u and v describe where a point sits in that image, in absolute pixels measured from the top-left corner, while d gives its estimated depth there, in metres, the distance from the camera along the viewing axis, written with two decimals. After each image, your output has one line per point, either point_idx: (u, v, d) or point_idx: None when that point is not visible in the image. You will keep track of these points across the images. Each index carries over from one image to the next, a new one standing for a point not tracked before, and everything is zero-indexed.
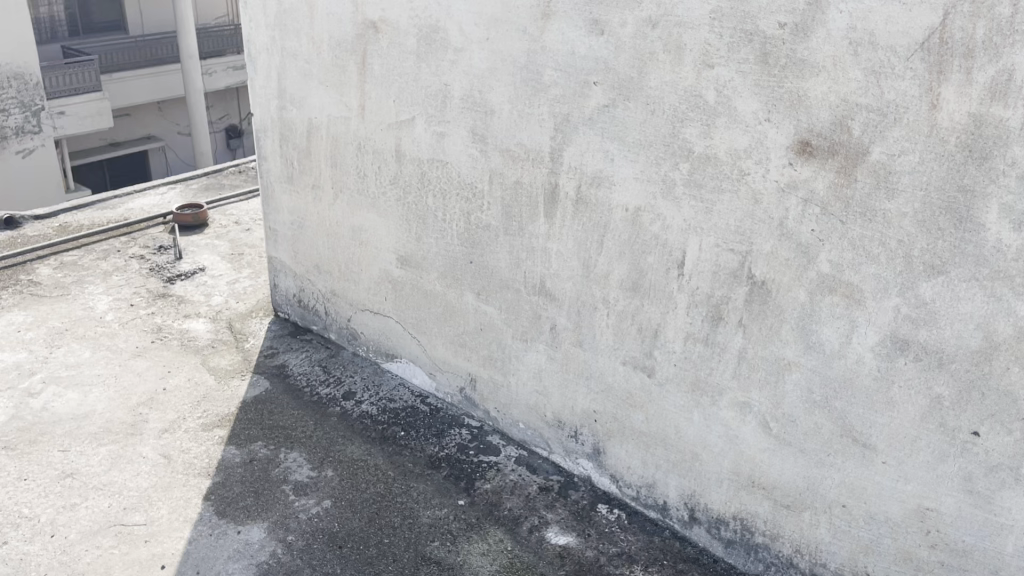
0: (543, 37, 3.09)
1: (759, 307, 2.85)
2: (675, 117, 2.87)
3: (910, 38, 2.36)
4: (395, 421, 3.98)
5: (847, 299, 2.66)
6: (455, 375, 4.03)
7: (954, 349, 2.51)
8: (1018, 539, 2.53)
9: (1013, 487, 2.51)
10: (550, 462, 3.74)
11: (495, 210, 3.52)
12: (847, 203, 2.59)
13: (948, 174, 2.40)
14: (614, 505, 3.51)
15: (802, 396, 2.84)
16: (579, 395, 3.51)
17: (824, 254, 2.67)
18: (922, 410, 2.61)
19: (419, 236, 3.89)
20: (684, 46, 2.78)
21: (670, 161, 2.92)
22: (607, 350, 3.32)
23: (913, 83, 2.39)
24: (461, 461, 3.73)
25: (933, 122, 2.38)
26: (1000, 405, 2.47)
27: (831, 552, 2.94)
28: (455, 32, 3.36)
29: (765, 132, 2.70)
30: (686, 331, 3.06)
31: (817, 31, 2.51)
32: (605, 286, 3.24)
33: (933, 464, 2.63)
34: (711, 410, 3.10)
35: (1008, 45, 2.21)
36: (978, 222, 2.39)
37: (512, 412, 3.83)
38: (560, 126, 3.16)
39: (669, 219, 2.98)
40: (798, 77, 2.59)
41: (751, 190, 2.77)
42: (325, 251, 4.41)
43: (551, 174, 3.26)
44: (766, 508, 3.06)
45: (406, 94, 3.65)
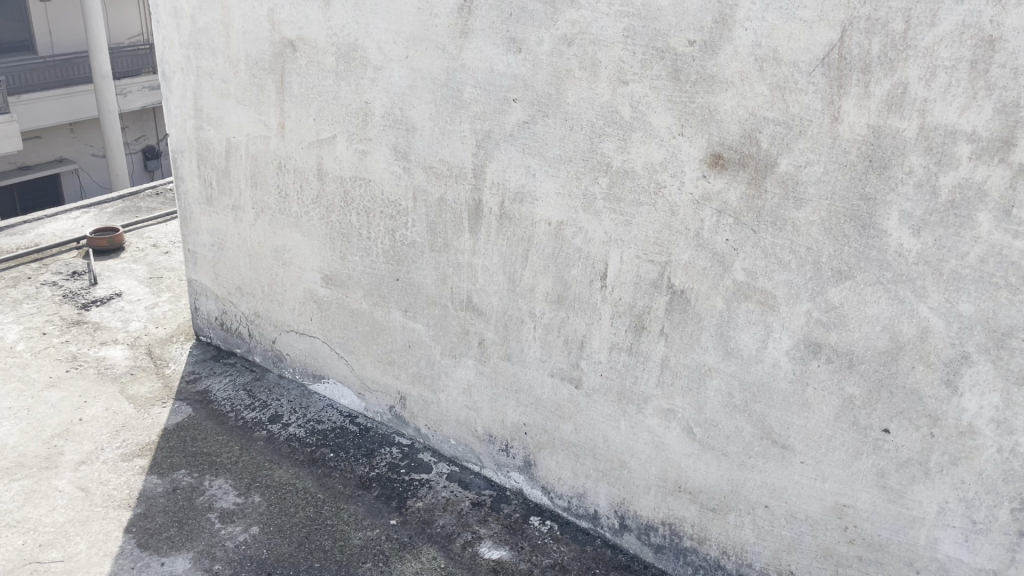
0: (462, 55, 3.15)
1: (679, 316, 2.94)
2: (593, 133, 2.92)
3: (811, 54, 2.42)
4: (324, 443, 4.06)
5: (762, 305, 2.74)
6: (383, 394, 4.12)
7: (863, 349, 2.59)
8: (931, 531, 2.66)
9: (923, 482, 2.62)
10: (482, 476, 3.86)
11: (419, 226, 3.58)
12: (759, 213, 2.65)
13: (851, 183, 2.47)
14: (546, 517, 3.63)
15: (722, 401, 2.94)
16: (509, 409, 3.61)
17: (739, 263, 2.74)
18: (836, 410, 2.71)
19: (343, 255, 3.94)
20: (600, 63, 2.82)
21: (589, 176, 2.98)
22: (536, 362, 3.42)
23: (815, 97, 2.45)
24: (391, 480, 3.82)
25: (835, 134, 2.45)
26: (907, 403, 2.57)
27: (755, 552, 3.07)
28: (373, 50, 3.41)
29: (679, 146, 2.74)
30: (611, 341, 3.15)
31: (723, 48, 2.56)
32: (531, 298, 3.33)
33: (848, 462, 2.75)
34: (636, 418, 3.20)
35: (901, 62, 2.29)
36: (880, 228, 2.46)
37: (443, 429, 3.93)
38: (482, 142, 3.22)
39: (591, 231, 3.05)
40: (709, 92, 2.63)
41: (668, 202, 2.83)
42: (246, 274, 4.45)
43: (474, 191, 3.33)
44: (693, 511, 3.19)
45: (326, 112, 3.69)
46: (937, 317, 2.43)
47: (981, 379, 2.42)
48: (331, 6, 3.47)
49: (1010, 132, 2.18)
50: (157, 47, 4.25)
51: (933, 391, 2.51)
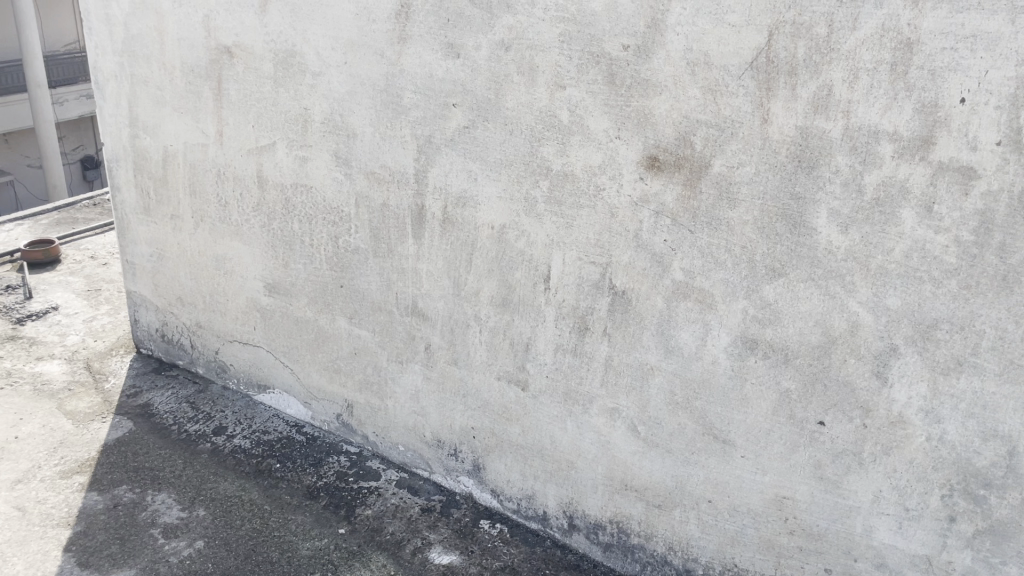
0: (401, 61, 3.15)
1: (621, 316, 2.98)
2: (533, 137, 2.95)
3: (740, 58, 2.48)
4: (270, 453, 4.01)
5: (701, 303, 2.80)
6: (330, 402, 4.09)
7: (798, 344, 2.67)
8: (867, 519, 2.74)
9: (858, 472, 2.71)
10: (431, 482, 3.85)
11: (362, 232, 3.57)
12: (695, 213, 2.71)
13: (782, 182, 2.54)
14: (496, 520, 3.64)
15: (665, 399, 2.99)
16: (456, 413, 3.61)
17: (678, 263, 2.80)
18: (773, 404, 2.78)
19: (286, 263, 3.90)
20: (537, 68, 2.85)
21: (530, 180, 3.01)
22: (482, 366, 3.43)
23: (746, 99, 2.51)
24: (340, 489, 3.79)
25: (765, 135, 2.51)
26: (841, 395, 2.65)
27: (700, 546, 3.13)
28: (311, 56, 3.39)
29: (616, 149, 2.79)
30: (555, 343, 3.18)
31: (656, 52, 2.61)
32: (476, 303, 3.34)
33: (786, 455, 2.82)
34: (582, 418, 3.24)
35: (826, 64, 2.36)
36: (810, 226, 2.53)
37: (391, 435, 3.91)
38: (423, 148, 3.23)
39: (533, 234, 3.08)
40: (643, 96, 2.68)
41: (607, 205, 2.87)
42: (187, 284, 4.38)
43: (417, 196, 3.33)
44: (639, 508, 3.23)
45: (265, 119, 3.66)
46: (867, 311, 2.52)
47: (909, 370, 2.51)
48: (268, 12, 3.44)
49: (929, 132, 2.27)
50: (89, 55, 4.16)
51: (864, 383, 2.59)
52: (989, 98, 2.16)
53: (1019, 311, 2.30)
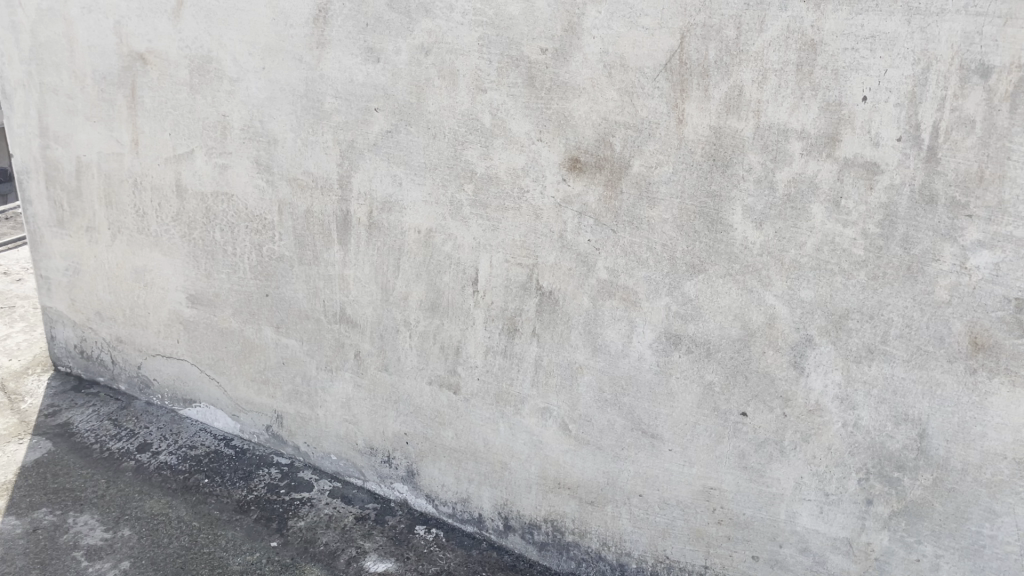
0: (320, 66, 3.13)
1: (549, 316, 3.01)
2: (456, 140, 2.95)
3: (654, 60, 2.54)
4: (198, 469, 3.92)
5: (626, 301, 2.86)
6: (259, 414, 4.01)
7: (719, 338, 2.75)
8: (790, 505, 2.84)
9: (780, 460, 2.80)
10: (365, 490, 3.81)
11: (287, 240, 3.51)
12: (617, 213, 2.76)
13: (699, 181, 2.61)
14: (432, 525, 3.63)
15: (594, 396, 3.04)
16: (389, 420, 3.58)
17: (602, 262, 2.85)
18: (698, 397, 2.85)
19: (208, 273, 3.82)
20: (457, 71, 2.86)
21: (454, 183, 3.02)
22: (413, 371, 3.41)
23: (661, 101, 2.57)
24: (271, 502, 3.72)
25: (681, 135, 2.58)
26: (762, 386, 2.74)
27: (633, 541, 3.18)
28: (228, 62, 3.33)
29: (539, 151, 2.82)
30: (485, 346, 3.19)
31: (574, 56, 2.65)
32: (405, 307, 3.32)
33: (712, 446, 2.90)
34: (514, 419, 3.25)
35: (736, 65, 2.44)
36: (727, 223, 2.61)
37: (323, 445, 3.86)
38: (346, 152, 3.20)
39: (459, 238, 3.08)
40: (562, 98, 2.72)
41: (532, 206, 2.90)
42: (106, 298, 4.24)
43: (341, 201, 3.30)
44: (573, 506, 3.26)
45: (182, 126, 3.57)
46: (782, 304, 2.61)
47: (824, 359, 2.62)
48: (182, 18, 3.37)
49: (835, 129, 2.38)
50: None
51: (783, 373, 2.69)
52: (889, 96, 2.29)
53: (923, 299, 2.43)
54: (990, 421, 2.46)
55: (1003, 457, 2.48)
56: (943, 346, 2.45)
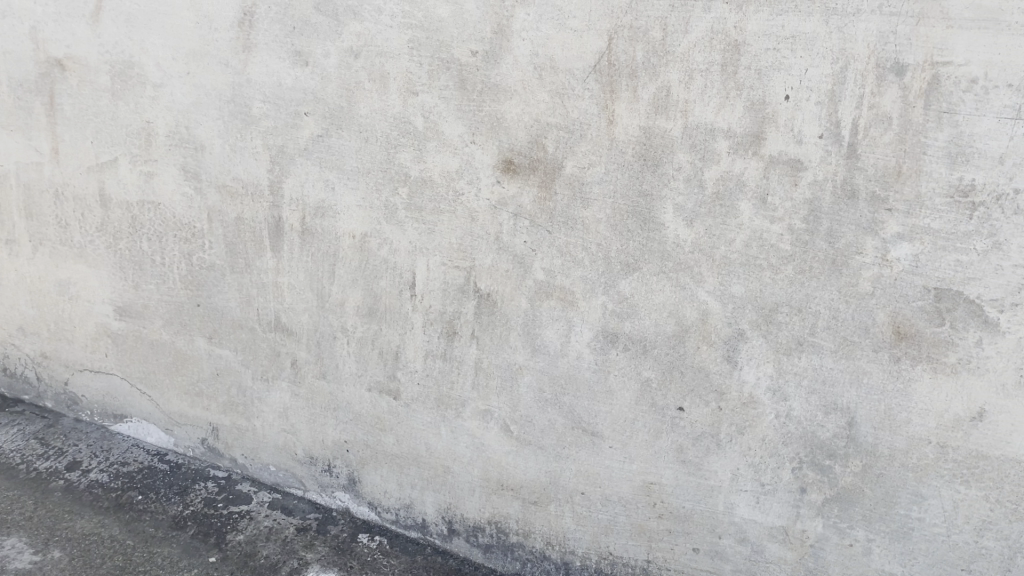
0: (247, 71, 3.07)
1: (488, 318, 3.01)
2: (388, 144, 2.94)
3: (584, 62, 2.63)
4: (131, 485, 3.76)
5: (563, 301, 2.89)
6: (194, 427, 3.82)
7: (654, 335, 2.81)
8: (728, 496, 2.90)
9: (717, 452, 2.87)
10: (306, 500, 3.68)
11: (217, 248, 3.38)
12: (552, 214, 2.80)
13: (630, 181, 2.69)
14: (375, 532, 3.55)
15: (535, 396, 3.04)
16: (328, 428, 3.47)
17: (538, 263, 2.87)
18: (636, 394, 2.90)
19: (136, 284, 3.64)
20: (388, 75, 2.85)
21: (388, 187, 2.99)
22: (351, 378, 3.33)
23: (592, 102, 2.65)
24: (209, 516, 3.62)
25: (612, 136, 2.66)
26: (697, 381, 2.81)
27: (576, 538, 3.18)
28: (151, 67, 3.24)
29: (472, 154, 2.83)
30: (424, 350, 3.15)
31: (504, 58, 2.70)
32: (341, 313, 3.24)
33: (651, 442, 2.94)
34: (456, 422, 3.20)
35: (663, 66, 2.56)
36: (658, 222, 2.70)
37: (262, 456, 3.70)
38: (276, 158, 3.14)
39: (395, 242, 3.05)
40: (495, 101, 2.75)
41: (468, 208, 2.90)
42: (29, 313, 3.96)
43: (273, 208, 3.21)
44: (517, 507, 3.24)
45: (103, 134, 3.44)
46: (714, 299, 2.71)
47: (756, 353, 2.72)
48: (101, 22, 3.27)
49: (759, 128, 2.52)
50: None
51: (717, 367, 2.78)
52: (809, 95, 2.46)
53: (848, 291, 2.58)
54: (913, 406, 2.62)
55: (926, 441, 2.65)
56: (869, 337, 2.60)
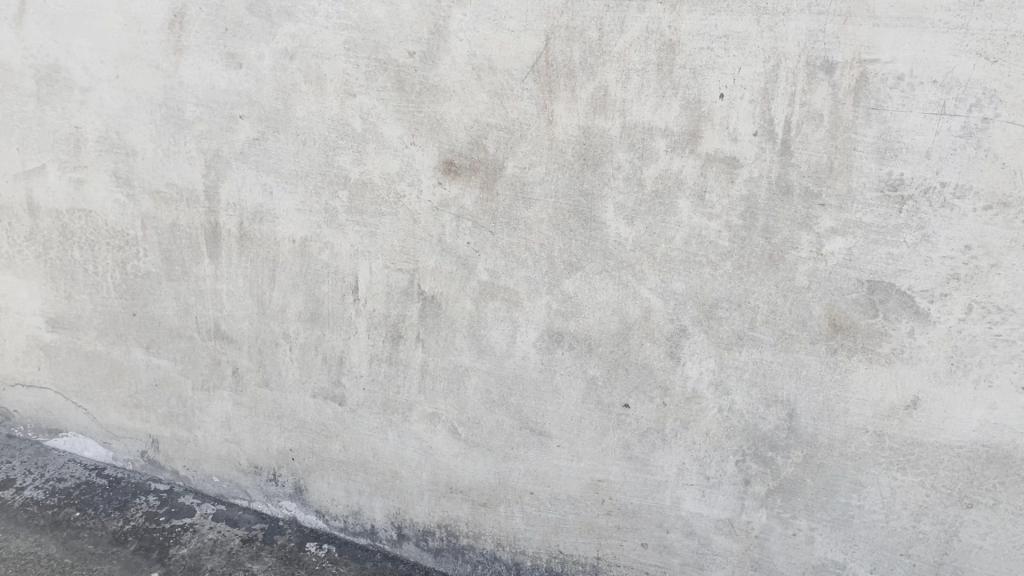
0: (179, 73, 3.00)
1: (433, 321, 2.99)
2: (327, 146, 2.90)
3: (521, 62, 2.64)
4: (68, 502, 3.61)
5: (507, 302, 2.89)
6: (132, 440, 3.66)
7: (599, 334, 2.83)
8: (674, 491, 2.93)
9: (663, 448, 2.90)
10: (252, 510, 3.58)
11: (152, 255, 3.29)
12: (494, 215, 2.81)
13: (570, 181, 2.71)
14: (323, 540, 3.48)
15: (482, 398, 3.03)
16: (272, 436, 3.39)
17: (482, 264, 2.87)
18: (582, 392, 2.91)
19: (68, 295, 3.48)
20: (325, 76, 2.82)
21: (328, 190, 2.95)
22: (295, 385, 3.26)
23: (531, 102, 2.67)
24: (150, 531, 3.52)
25: (552, 136, 2.68)
26: (642, 377, 2.84)
27: (526, 539, 3.16)
28: (78, 71, 3.13)
29: (412, 155, 2.82)
30: (369, 354, 3.11)
31: (442, 59, 2.70)
32: (283, 319, 3.18)
33: (598, 439, 2.95)
34: (403, 426, 3.17)
35: (600, 66, 2.59)
36: (600, 221, 2.72)
37: (204, 467, 3.58)
38: (211, 162, 3.07)
39: (337, 245, 3.00)
40: (434, 102, 2.75)
41: (409, 210, 2.88)
42: None
43: (210, 213, 3.14)
44: (466, 510, 3.21)
45: (29, 140, 3.28)
46: (656, 296, 2.74)
47: (698, 348, 2.76)
48: (24, 25, 3.13)
49: (695, 127, 2.56)
50: None
51: (660, 364, 2.81)
52: (743, 93, 2.51)
53: (784, 286, 2.64)
54: (851, 396, 2.69)
55: (864, 430, 2.71)
56: (806, 329, 2.66)
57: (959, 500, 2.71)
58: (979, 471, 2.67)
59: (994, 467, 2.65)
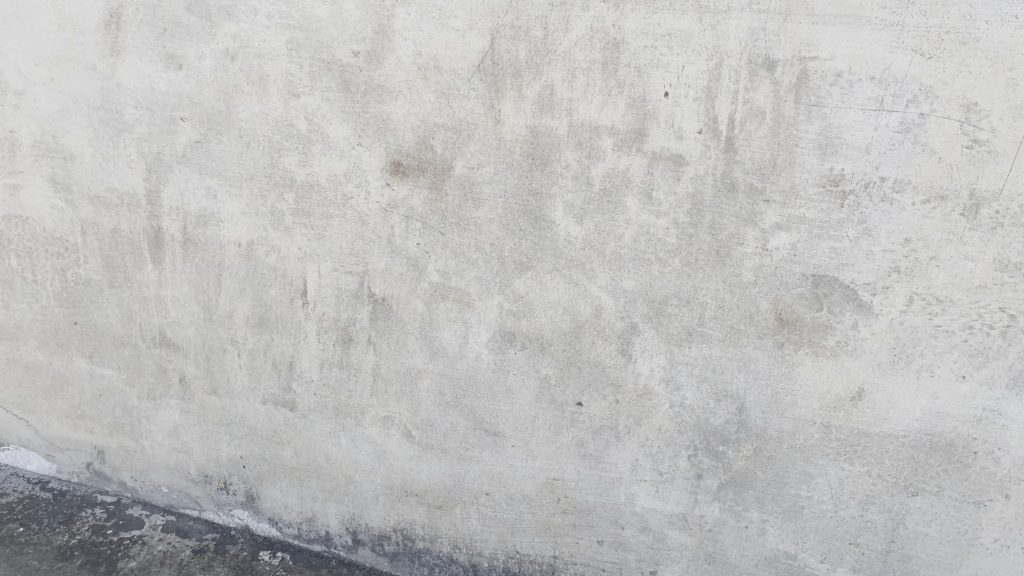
0: (117, 75, 2.92)
1: (384, 323, 2.96)
2: (271, 148, 2.85)
3: (467, 61, 2.63)
4: (10, 517, 3.49)
5: (459, 303, 2.87)
6: (77, 452, 3.55)
7: (551, 333, 2.83)
8: (629, 487, 2.94)
9: (616, 445, 2.91)
10: (203, 520, 3.51)
11: (93, 262, 3.19)
12: (444, 215, 2.79)
13: (519, 180, 2.71)
14: (277, 548, 3.41)
15: (435, 400, 3.01)
16: (222, 444, 3.33)
17: (432, 265, 2.85)
18: (535, 391, 2.91)
19: (5, 304, 3.32)
20: (267, 77, 2.78)
21: (274, 193, 2.90)
22: (244, 392, 3.20)
23: (478, 102, 2.66)
24: (97, 545, 3.41)
25: (499, 135, 2.67)
26: (594, 375, 2.85)
27: (483, 540, 3.15)
28: (10, 73, 3.01)
29: (359, 156, 2.79)
30: (320, 358, 3.06)
31: (387, 59, 2.68)
32: (230, 325, 3.11)
33: (552, 438, 2.95)
34: (356, 431, 3.13)
35: (546, 65, 2.59)
36: (549, 220, 2.72)
37: (152, 478, 3.49)
38: (152, 166, 3.00)
39: (284, 249, 2.95)
40: (380, 102, 2.72)
41: (357, 212, 2.85)
42: None
43: (152, 218, 3.06)
44: (421, 513, 3.19)
45: None
46: (606, 294, 2.75)
47: (649, 345, 2.78)
48: None
49: (641, 125, 2.58)
50: None
51: (612, 361, 2.82)
52: (687, 91, 2.53)
53: (732, 281, 2.67)
54: (798, 389, 2.73)
55: (811, 422, 2.75)
56: (753, 324, 2.70)
57: (905, 488, 2.76)
58: (923, 459, 2.72)
59: (937, 456, 2.71)
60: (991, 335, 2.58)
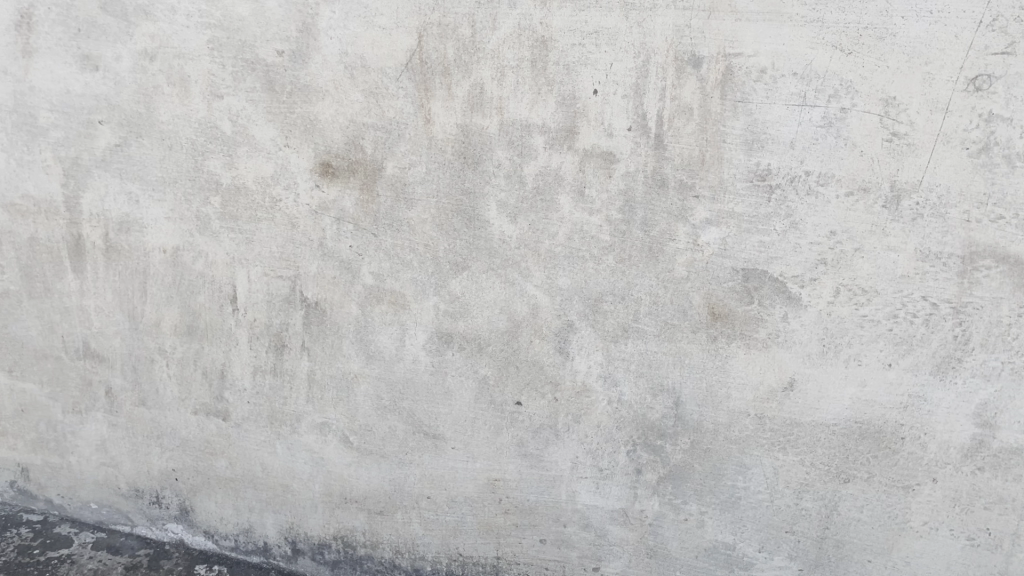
0: (29, 77, 2.80)
1: (318, 328, 2.90)
2: (195, 151, 2.77)
3: (395, 60, 2.60)
4: None
5: (394, 305, 2.83)
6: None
7: (488, 333, 2.81)
8: (569, 485, 2.95)
9: (556, 443, 2.91)
10: (135, 536, 3.39)
11: (9, 272, 3.04)
12: (376, 217, 2.75)
13: (451, 179, 2.68)
14: (213, 561, 3.32)
15: (373, 404, 2.96)
16: (153, 457, 3.22)
17: (365, 267, 2.80)
18: (474, 392, 2.89)
19: None
20: (188, 77, 2.70)
21: (199, 197, 2.82)
22: (175, 402, 3.11)
23: (407, 101, 2.63)
24: (22, 566, 3.26)
25: (430, 135, 2.64)
26: (532, 374, 2.84)
27: (425, 544, 3.11)
28: None
29: (287, 158, 2.73)
30: (253, 365, 2.99)
31: (313, 58, 2.63)
32: (157, 334, 3.02)
33: (492, 438, 2.94)
34: (292, 438, 3.06)
35: (475, 63, 2.57)
36: (483, 219, 2.71)
37: (80, 494, 3.37)
38: (70, 171, 2.88)
39: (211, 254, 2.87)
40: (306, 102, 2.67)
41: (287, 215, 2.79)
42: None
43: (72, 225, 2.94)
44: (361, 520, 3.13)
45: None
46: (542, 293, 2.75)
47: (586, 342, 2.79)
48: None
49: (572, 122, 2.58)
50: None
51: (550, 360, 2.82)
52: (616, 88, 2.54)
53: (665, 277, 2.69)
54: (733, 381, 2.77)
55: (746, 414, 2.79)
56: (687, 319, 2.72)
57: (837, 475, 2.82)
58: (854, 446, 2.79)
59: (867, 442, 2.78)
60: (915, 323, 2.65)
